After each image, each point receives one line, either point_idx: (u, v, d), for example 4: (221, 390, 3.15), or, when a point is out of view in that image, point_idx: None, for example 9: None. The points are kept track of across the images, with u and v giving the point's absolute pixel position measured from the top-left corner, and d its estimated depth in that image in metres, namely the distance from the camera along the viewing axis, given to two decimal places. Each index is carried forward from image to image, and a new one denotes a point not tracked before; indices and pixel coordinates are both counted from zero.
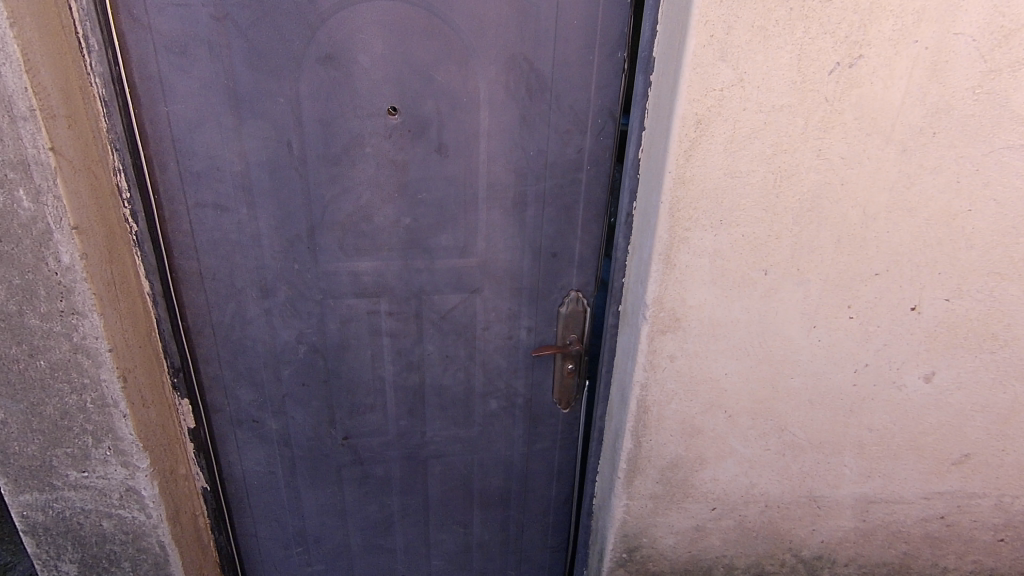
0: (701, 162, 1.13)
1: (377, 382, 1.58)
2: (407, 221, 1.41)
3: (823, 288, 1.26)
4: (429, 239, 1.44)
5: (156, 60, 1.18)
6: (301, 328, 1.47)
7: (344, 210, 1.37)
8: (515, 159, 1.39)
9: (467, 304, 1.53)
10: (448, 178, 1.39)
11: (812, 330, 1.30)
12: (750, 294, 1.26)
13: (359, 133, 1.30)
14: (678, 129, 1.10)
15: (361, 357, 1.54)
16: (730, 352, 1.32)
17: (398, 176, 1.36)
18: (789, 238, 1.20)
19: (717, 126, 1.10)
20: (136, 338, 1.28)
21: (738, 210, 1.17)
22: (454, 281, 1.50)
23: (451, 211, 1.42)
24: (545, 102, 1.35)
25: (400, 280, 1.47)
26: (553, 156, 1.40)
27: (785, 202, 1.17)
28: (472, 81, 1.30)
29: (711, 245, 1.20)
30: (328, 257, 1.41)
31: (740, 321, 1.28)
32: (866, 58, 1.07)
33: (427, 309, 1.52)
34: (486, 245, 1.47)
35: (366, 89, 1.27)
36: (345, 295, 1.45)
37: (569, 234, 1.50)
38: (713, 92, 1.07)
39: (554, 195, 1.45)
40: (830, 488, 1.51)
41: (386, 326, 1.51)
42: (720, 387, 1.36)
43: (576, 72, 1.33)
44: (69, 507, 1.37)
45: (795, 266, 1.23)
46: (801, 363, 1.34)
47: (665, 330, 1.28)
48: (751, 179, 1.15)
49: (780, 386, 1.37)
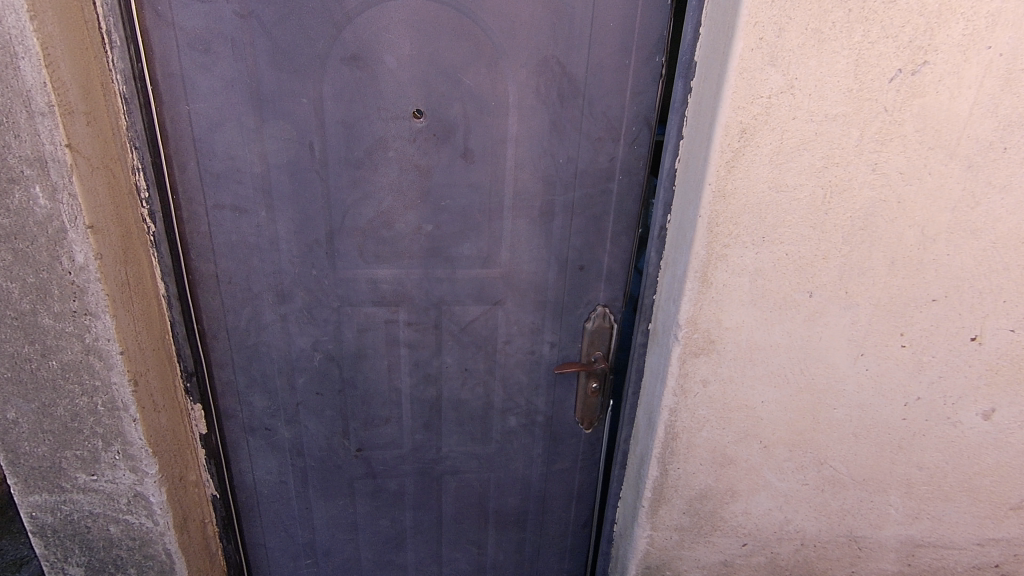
0: (744, 175, 1.04)
1: (393, 394, 1.53)
2: (429, 228, 1.36)
3: (873, 313, 1.16)
4: (451, 248, 1.38)
5: (178, 57, 1.15)
6: (317, 335, 1.43)
7: (365, 216, 1.32)
8: (544, 167, 1.33)
9: (488, 316, 1.47)
10: (474, 185, 1.33)
11: (859, 358, 1.21)
12: (793, 316, 1.17)
13: (382, 136, 1.26)
14: (720, 138, 1.02)
15: (377, 367, 1.49)
16: (769, 379, 1.23)
17: (422, 181, 1.31)
18: (838, 258, 1.11)
19: (763, 136, 1.02)
20: (150, 343, 1.25)
21: (783, 226, 1.09)
22: (476, 291, 1.44)
23: (475, 219, 1.36)
24: (577, 108, 1.29)
25: (420, 289, 1.42)
26: (583, 164, 1.34)
27: (834, 220, 1.08)
28: (502, 84, 1.25)
29: (752, 263, 1.12)
30: (347, 263, 1.36)
31: (781, 345, 1.19)
32: (932, 65, 0.97)
33: (447, 321, 1.46)
34: (510, 255, 1.41)
35: (391, 90, 1.22)
36: (363, 303, 1.41)
37: (598, 247, 1.43)
38: (760, 99, 0.99)
39: (584, 205, 1.38)
40: (872, 528, 1.40)
41: (404, 336, 1.46)
42: (756, 416, 1.27)
43: (611, 77, 1.26)
44: (78, 509, 1.34)
45: (843, 288, 1.14)
46: (846, 393, 1.24)
47: (698, 353, 1.20)
48: (798, 193, 1.06)
49: (822, 417, 1.27)
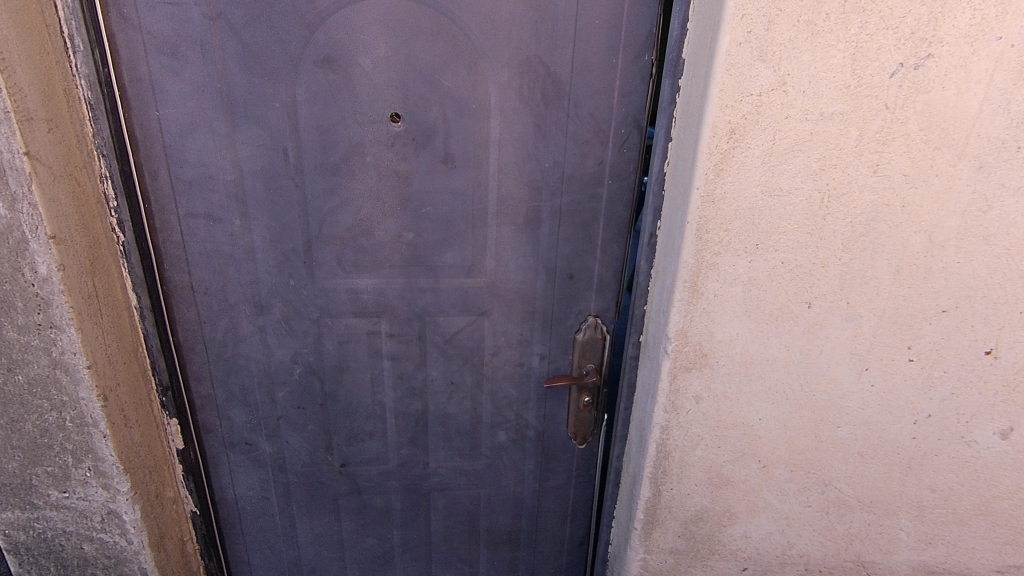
0: (734, 178, 0.98)
1: (377, 408, 1.47)
2: (410, 236, 1.31)
3: (877, 325, 1.08)
4: (433, 256, 1.33)
5: (147, 61, 1.12)
6: (297, 347, 1.38)
7: (343, 224, 1.28)
8: (528, 171, 1.27)
9: (474, 327, 1.41)
10: (456, 192, 1.28)
11: (863, 373, 1.13)
12: (791, 329, 1.09)
13: (359, 141, 1.21)
14: (708, 139, 0.95)
15: (360, 380, 1.44)
16: (766, 396, 1.15)
17: (402, 188, 1.26)
18: (838, 267, 1.04)
19: (754, 136, 0.95)
20: (120, 356, 1.21)
21: (778, 233, 1.02)
22: (461, 302, 1.38)
23: (458, 227, 1.31)
24: (563, 110, 1.23)
25: (402, 299, 1.36)
26: (570, 168, 1.28)
27: (833, 225, 1.01)
28: (482, 86, 1.20)
29: (746, 272, 1.05)
30: (326, 272, 1.31)
31: (779, 359, 1.12)
32: (936, 58, 0.90)
33: (431, 332, 1.41)
34: (496, 264, 1.35)
35: (367, 93, 1.18)
36: (343, 314, 1.36)
37: (588, 255, 1.37)
38: (749, 97, 0.92)
39: (572, 211, 1.32)
40: (882, 554, 1.32)
41: (386, 348, 1.41)
42: (754, 434, 1.19)
43: (598, 78, 1.21)
44: (51, 527, 1.30)
45: (845, 298, 1.06)
46: (850, 410, 1.17)
47: (690, 367, 1.13)
48: (793, 197, 0.99)
49: (825, 435, 1.19)
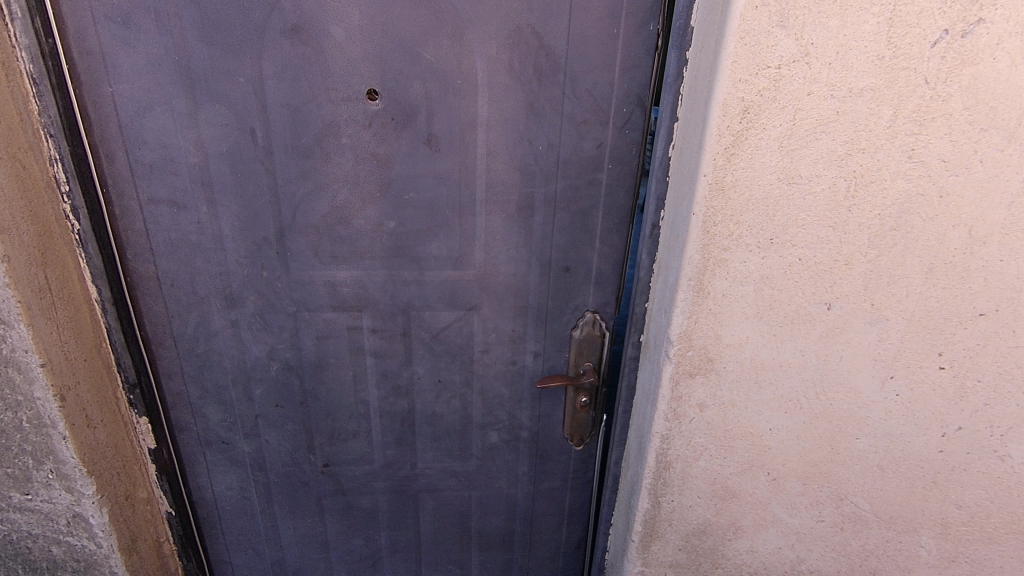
0: (747, 164, 0.86)
1: (361, 406, 1.39)
2: (391, 225, 1.20)
3: (904, 329, 0.97)
4: (417, 247, 1.23)
5: (97, 32, 1.02)
6: (272, 343, 1.29)
7: (318, 211, 1.17)
8: (520, 155, 1.16)
9: (463, 323, 1.32)
10: (440, 176, 1.17)
11: (887, 381, 1.02)
12: (807, 332, 0.98)
13: (333, 121, 1.10)
14: (718, 118, 0.83)
15: (341, 378, 1.35)
16: (778, 404, 1.05)
17: (381, 172, 1.15)
18: (863, 264, 0.92)
19: (770, 116, 0.83)
20: (80, 352, 1.12)
21: (796, 226, 0.90)
22: (447, 295, 1.28)
23: (443, 215, 1.20)
24: (558, 86, 1.11)
25: (384, 293, 1.27)
26: (567, 151, 1.16)
27: (859, 218, 0.89)
28: (468, 59, 1.08)
29: (757, 270, 0.93)
30: (301, 263, 1.22)
31: (793, 366, 1.01)
32: (989, 23, 0.77)
33: (416, 328, 1.31)
34: (485, 255, 1.25)
35: (341, 67, 1.07)
36: (321, 308, 1.26)
37: (585, 246, 1.26)
38: (766, 70, 0.80)
39: (568, 198, 1.21)
40: (901, 572, 1.22)
41: (369, 345, 1.32)
42: (763, 445, 1.09)
43: (597, 50, 1.08)
44: (15, 529, 1.21)
45: (869, 299, 0.95)
46: (871, 421, 1.06)
47: (693, 373, 1.02)
48: (814, 186, 0.87)
49: (842, 447, 1.09)
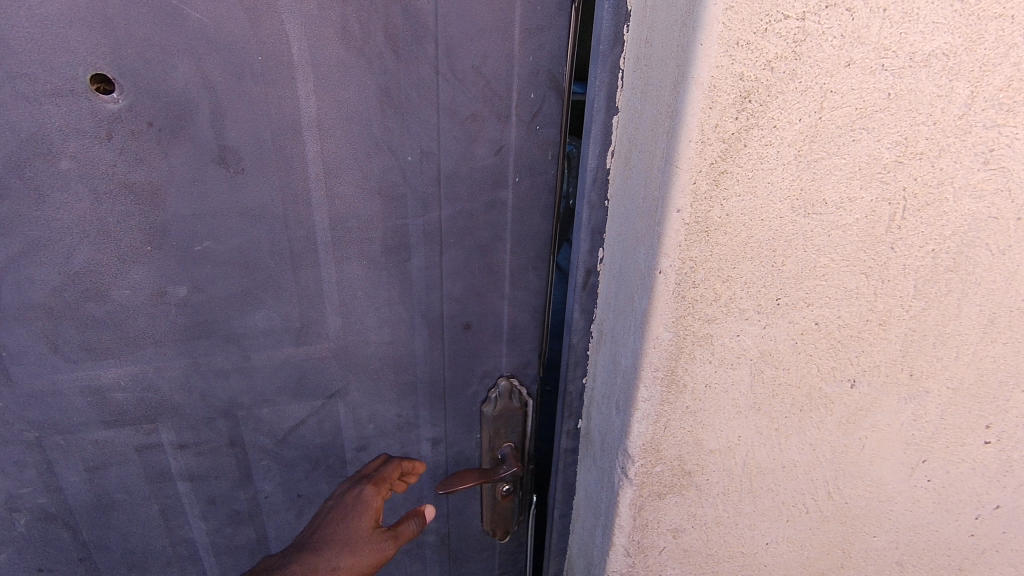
0: (746, 187, 0.51)
1: (181, 548, 0.94)
2: (180, 293, 0.76)
3: (948, 402, 0.68)
4: (233, 320, 0.79)
5: None
6: (10, 487, 0.82)
7: (44, 283, 0.71)
8: (378, 172, 0.75)
9: (322, 416, 0.90)
10: (252, 213, 0.73)
11: (918, 468, 0.73)
12: (820, 421, 0.67)
13: (36, 132, 0.64)
14: (701, 112, 0.48)
15: (141, 516, 0.89)
16: (778, 513, 0.74)
17: (145, 213, 0.70)
18: (903, 323, 0.62)
19: (786, 105, 0.49)
20: (363, 518, 0.80)
21: (813, 277, 0.57)
22: (292, 383, 0.86)
23: (266, 270, 0.77)
24: (427, 62, 0.70)
25: (188, 391, 0.82)
26: (451, 162, 0.77)
27: (902, 259, 0.58)
28: (271, 21, 0.65)
29: (756, 344, 0.60)
30: (31, 365, 0.75)
31: (799, 465, 0.70)
32: None
33: (250, 432, 0.88)
34: (343, 322, 0.84)
35: (30, 37, 0.60)
36: (85, 426, 0.80)
37: (490, 293, 0.87)
38: (783, 24, 0.46)
39: (458, 230, 0.81)
40: None
41: (178, 465, 0.87)
42: (757, 563, 0.78)
43: (483, 2, 0.69)
44: None
45: (908, 369, 0.65)
46: (894, 515, 0.78)
47: (664, 492, 0.69)
48: (843, 216, 0.54)
49: (854, 550, 0.80)
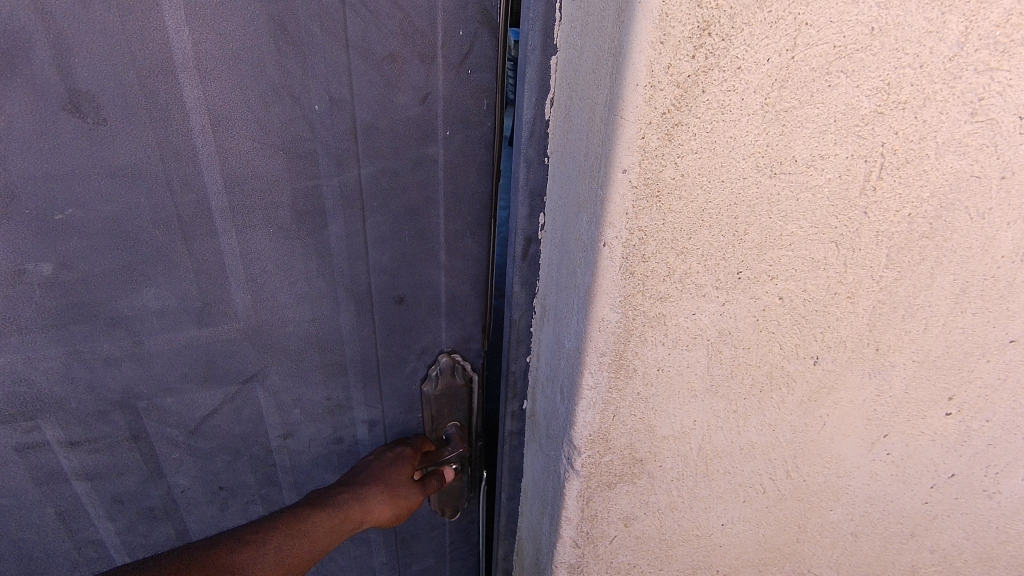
0: (704, 143, 0.43)
1: (88, 550, 0.85)
2: (44, 272, 0.63)
3: (913, 376, 0.64)
4: (117, 301, 0.68)
5: None
6: None
7: None
8: (279, 124, 0.63)
9: (238, 402, 0.80)
10: (125, 175, 0.61)
11: (878, 442, 0.70)
12: (780, 400, 0.61)
13: None
14: (651, 49, 0.38)
15: (35, 520, 0.79)
16: (734, 495, 0.69)
17: None
18: (872, 294, 0.56)
19: (753, 40, 0.40)
20: (403, 468, 0.83)
21: (779, 247, 0.50)
22: (199, 369, 0.76)
23: (152, 243, 0.66)
24: None
25: (71, 383, 0.71)
26: (368, 112, 0.65)
27: (876, 225, 0.51)
28: None
29: (713, 322, 0.53)
30: None
31: (757, 447, 0.65)
32: None
33: (154, 425, 0.78)
34: (253, 299, 0.73)
35: None
36: None
37: (423, 262, 0.78)
38: None
39: (382, 191, 0.71)
40: None
41: (71, 464, 0.77)
42: (712, 544, 0.74)
43: None
44: None
45: (874, 343, 0.59)
46: (851, 489, 0.74)
47: (613, 482, 0.63)
48: (814, 176, 0.47)
49: (810, 524, 0.77)
